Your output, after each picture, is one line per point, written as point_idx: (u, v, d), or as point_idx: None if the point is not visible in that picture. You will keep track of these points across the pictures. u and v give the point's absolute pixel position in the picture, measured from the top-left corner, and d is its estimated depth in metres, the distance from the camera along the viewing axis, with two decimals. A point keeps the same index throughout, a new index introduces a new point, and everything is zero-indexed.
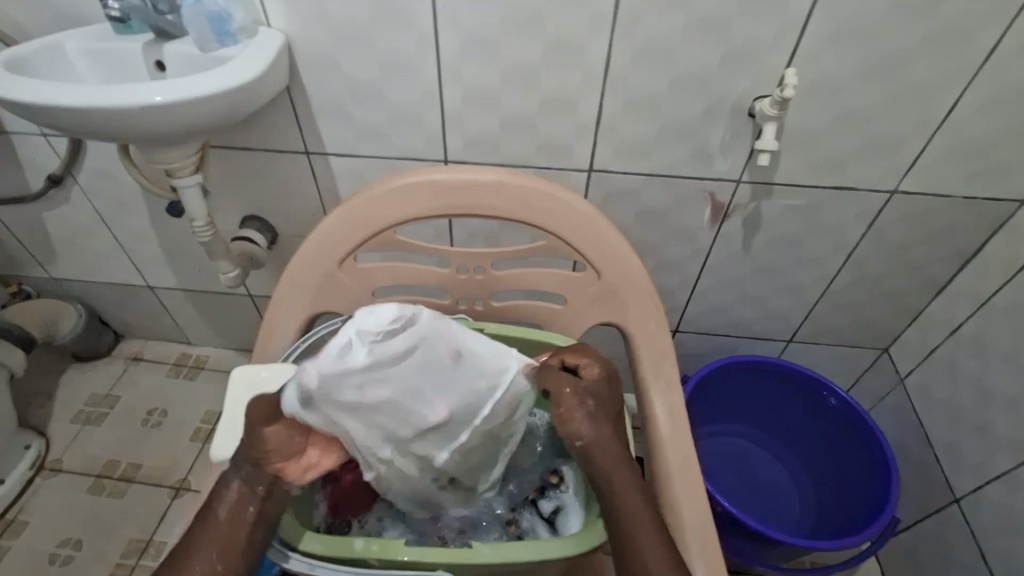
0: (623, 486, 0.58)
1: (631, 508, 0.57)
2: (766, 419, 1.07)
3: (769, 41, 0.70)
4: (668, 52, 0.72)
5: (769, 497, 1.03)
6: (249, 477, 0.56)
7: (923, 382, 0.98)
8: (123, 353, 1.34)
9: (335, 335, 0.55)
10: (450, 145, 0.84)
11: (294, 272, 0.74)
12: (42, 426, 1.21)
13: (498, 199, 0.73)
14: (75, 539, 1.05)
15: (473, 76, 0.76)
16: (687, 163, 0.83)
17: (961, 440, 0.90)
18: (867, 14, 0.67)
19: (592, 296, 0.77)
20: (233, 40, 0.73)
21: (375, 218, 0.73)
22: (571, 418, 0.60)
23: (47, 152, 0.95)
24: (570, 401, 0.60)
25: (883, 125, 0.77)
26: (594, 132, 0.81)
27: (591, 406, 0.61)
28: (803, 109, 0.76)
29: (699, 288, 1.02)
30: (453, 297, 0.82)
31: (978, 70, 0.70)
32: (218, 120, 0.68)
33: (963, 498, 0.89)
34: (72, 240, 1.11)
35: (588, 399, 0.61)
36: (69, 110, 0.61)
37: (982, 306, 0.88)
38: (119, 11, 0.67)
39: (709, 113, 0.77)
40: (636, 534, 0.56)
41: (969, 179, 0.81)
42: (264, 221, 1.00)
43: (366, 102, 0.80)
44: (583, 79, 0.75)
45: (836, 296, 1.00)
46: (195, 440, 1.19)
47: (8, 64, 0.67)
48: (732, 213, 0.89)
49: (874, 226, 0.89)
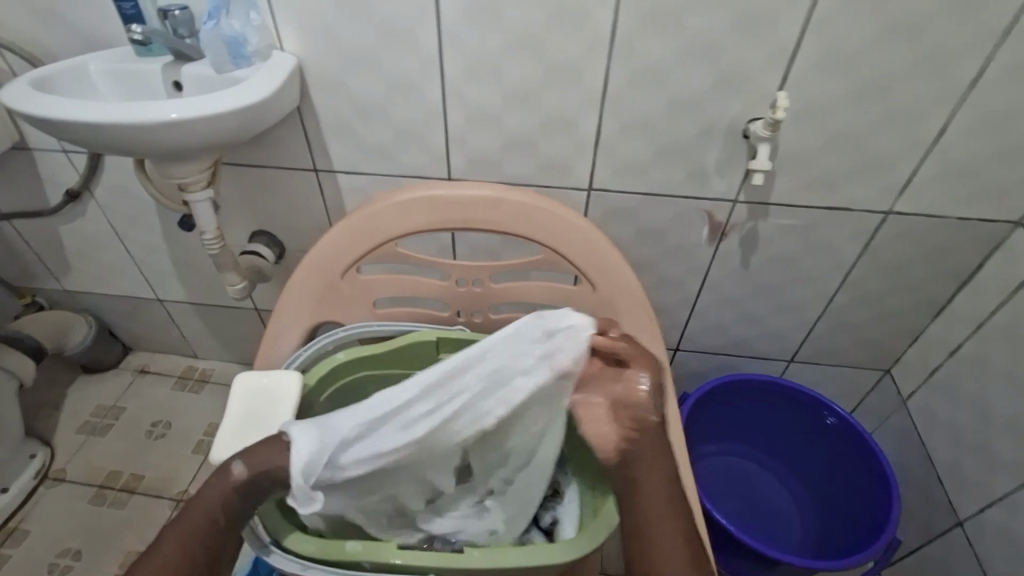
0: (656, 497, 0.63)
1: (654, 507, 0.63)
2: (769, 441, 1.06)
3: (761, 66, 0.73)
4: (663, 75, 0.75)
5: (771, 519, 1.02)
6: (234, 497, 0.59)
7: (925, 403, 0.98)
8: (131, 365, 1.36)
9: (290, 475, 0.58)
10: (454, 163, 0.87)
11: (299, 284, 0.77)
12: (48, 436, 1.22)
13: (499, 214, 0.75)
14: (74, 549, 1.05)
15: (476, 99, 0.79)
16: (684, 183, 0.85)
17: (962, 460, 0.89)
18: (854, 40, 0.69)
19: (588, 308, 0.78)
20: (248, 63, 0.76)
21: (379, 230, 0.75)
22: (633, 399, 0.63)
23: (67, 167, 0.98)
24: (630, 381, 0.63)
25: (874, 148, 0.79)
26: (593, 151, 0.83)
27: (644, 425, 0.62)
28: (795, 131, 0.78)
29: (699, 307, 1.03)
30: (452, 309, 0.83)
31: (963, 97, 0.73)
32: (229, 137, 0.71)
33: (967, 521, 0.88)
34: (87, 253, 1.15)
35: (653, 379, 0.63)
36: (88, 125, 0.64)
37: (980, 326, 0.88)
38: (141, 35, 0.71)
39: (705, 133, 0.80)
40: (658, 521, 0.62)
41: (962, 201, 0.83)
42: (272, 236, 1.02)
43: (372, 121, 0.83)
44: (581, 100, 0.78)
45: (836, 315, 1.00)
46: (198, 452, 1.20)
47: (32, 81, 0.71)
48: (729, 232, 0.91)
49: (870, 246, 0.90)
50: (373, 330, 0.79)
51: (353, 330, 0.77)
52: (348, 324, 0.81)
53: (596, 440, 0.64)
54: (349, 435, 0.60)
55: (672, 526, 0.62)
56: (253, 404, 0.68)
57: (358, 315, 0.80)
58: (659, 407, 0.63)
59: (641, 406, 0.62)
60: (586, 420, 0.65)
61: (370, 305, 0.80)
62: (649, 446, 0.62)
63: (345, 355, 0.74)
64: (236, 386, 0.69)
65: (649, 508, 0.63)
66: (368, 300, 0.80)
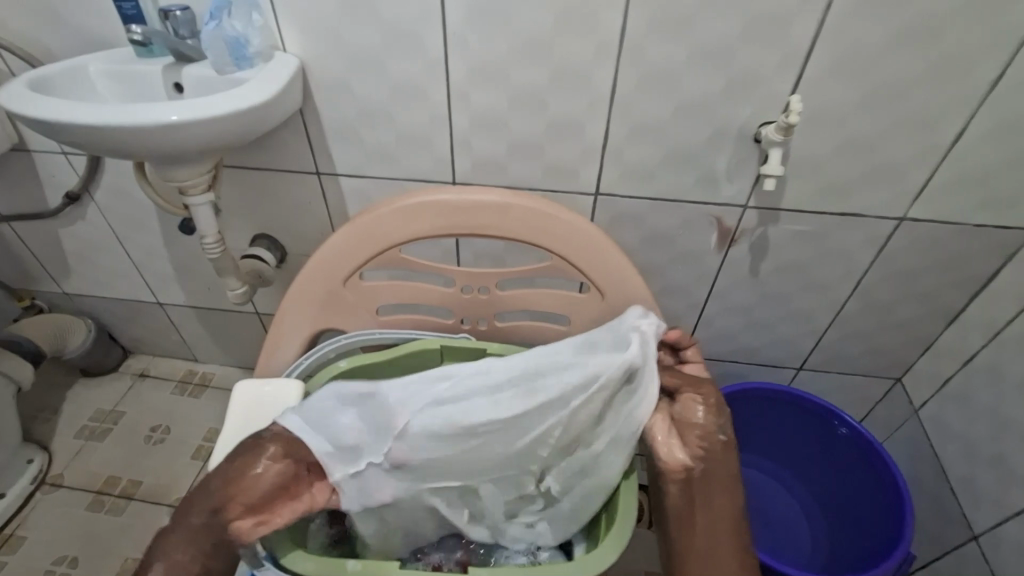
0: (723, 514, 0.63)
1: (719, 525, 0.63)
2: (780, 452, 1.04)
3: (773, 70, 0.71)
4: (672, 78, 0.73)
5: (779, 531, 1.00)
6: (209, 521, 0.59)
7: (938, 413, 0.96)
8: (130, 369, 1.35)
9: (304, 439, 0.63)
10: (459, 167, 0.85)
11: (301, 291, 0.75)
12: (46, 440, 1.21)
13: (506, 220, 0.73)
14: (71, 557, 1.04)
15: (481, 102, 0.78)
16: (693, 188, 0.84)
17: (976, 473, 0.87)
18: (869, 42, 0.68)
19: (596, 317, 0.77)
20: (250, 64, 0.74)
21: (383, 236, 0.74)
22: (693, 416, 0.67)
23: (66, 170, 0.97)
24: (693, 399, 0.68)
25: (888, 153, 0.77)
26: (600, 155, 0.81)
27: (713, 442, 0.66)
28: (807, 136, 0.77)
29: (707, 313, 1.01)
30: (457, 317, 0.81)
31: (981, 102, 0.71)
32: (230, 140, 0.70)
33: (982, 535, 0.85)
34: (87, 256, 1.13)
35: (714, 403, 0.68)
36: (86, 128, 0.63)
37: (996, 335, 0.86)
38: (141, 36, 0.72)
39: (714, 137, 0.78)
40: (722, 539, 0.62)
41: (977, 208, 0.81)
42: (273, 240, 1.01)
43: (376, 124, 0.82)
44: (589, 103, 0.76)
45: (846, 323, 0.98)
46: (197, 458, 1.19)
47: (31, 82, 0.69)
48: (739, 238, 0.89)
49: (882, 253, 0.88)
50: (377, 337, 0.78)
51: (355, 338, 0.76)
52: (350, 331, 0.79)
53: (664, 453, 0.66)
54: (369, 415, 0.64)
55: (726, 541, 0.62)
56: (245, 414, 0.68)
57: (361, 322, 0.79)
58: (724, 427, 0.67)
59: (701, 424, 0.66)
60: (649, 435, 0.67)
61: (373, 312, 0.79)
62: (719, 464, 0.65)
63: (347, 364, 0.73)
64: (239, 391, 0.70)
65: (715, 526, 0.63)
66: (371, 308, 0.78)
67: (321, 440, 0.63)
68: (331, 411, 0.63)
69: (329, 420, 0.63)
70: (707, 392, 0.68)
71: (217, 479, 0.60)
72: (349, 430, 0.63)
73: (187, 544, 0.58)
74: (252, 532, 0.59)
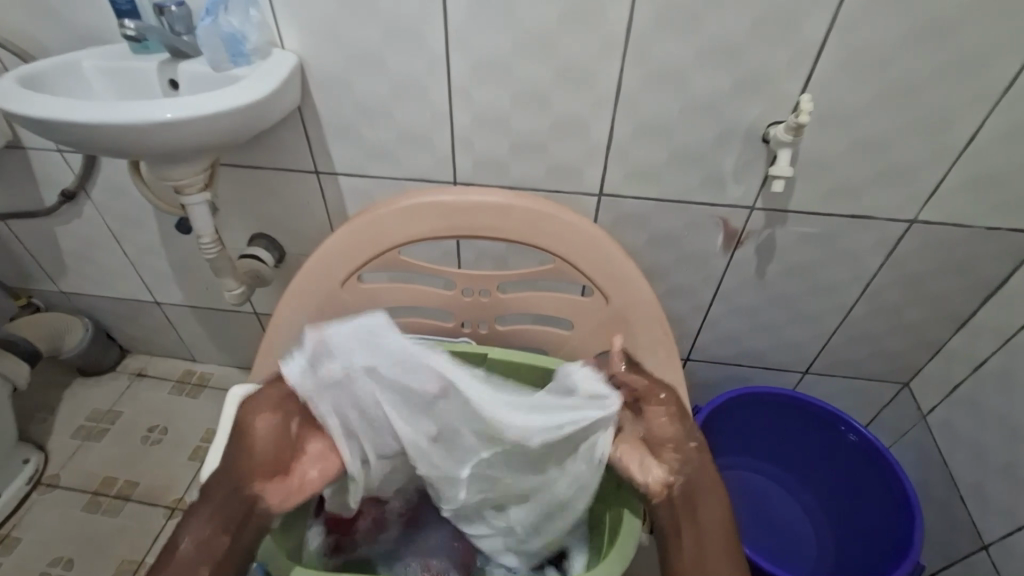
0: (714, 522, 0.59)
1: (711, 532, 0.58)
2: (786, 458, 1.03)
3: (783, 68, 0.69)
4: (680, 76, 0.71)
5: (784, 538, 0.98)
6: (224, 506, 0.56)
7: (947, 418, 0.94)
8: (128, 368, 1.34)
9: (297, 361, 0.63)
10: (460, 166, 0.84)
11: (297, 293, 0.74)
12: (42, 440, 1.20)
13: (508, 222, 0.72)
14: (66, 559, 1.03)
15: (484, 100, 0.76)
16: (699, 189, 0.82)
17: (986, 480, 0.85)
18: (882, 40, 0.66)
19: (600, 321, 0.75)
20: (247, 61, 0.73)
21: (382, 237, 0.72)
22: (656, 425, 0.65)
23: (62, 167, 0.96)
24: (655, 406, 0.66)
25: (900, 153, 0.75)
26: (605, 155, 0.80)
27: (688, 448, 0.63)
28: (816, 136, 0.75)
29: (712, 316, 0.99)
30: (457, 320, 0.80)
31: (997, 102, 0.69)
32: (226, 138, 0.68)
33: (993, 544, 0.84)
34: (84, 254, 1.12)
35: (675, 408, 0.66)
36: (79, 126, 0.61)
37: (1007, 340, 0.84)
38: (134, 31, 0.69)
39: (722, 137, 0.76)
40: (714, 550, 0.58)
41: (991, 210, 0.79)
42: (272, 239, 0.99)
43: (376, 122, 0.80)
44: (594, 102, 0.75)
45: (854, 326, 0.97)
46: (194, 459, 1.17)
47: (22, 78, 0.68)
48: (745, 240, 0.87)
49: (892, 255, 0.86)
50: None
51: None
52: None
53: (641, 477, 0.62)
54: (364, 358, 0.64)
55: (721, 545, 0.58)
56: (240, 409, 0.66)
57: None
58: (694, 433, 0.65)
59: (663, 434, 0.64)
60: (623, 469, 0.63)
61: (371, 314, 0.77)
62: (699, 473, 0.62)
63: None
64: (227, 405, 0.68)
65: (708, 537, 0.58)
66: (369, 310, 0.77)
67: (312, 369, 0.63)
68: (327, 350, 0.63)
69: (326, 352, 0.63)
70: (666, 398, 0.66)
71: (227, 464, 0.58)
72: (337, 369, 0.63)
73: (212, 525, 0.55)
74: (283, 504, 0.59)
